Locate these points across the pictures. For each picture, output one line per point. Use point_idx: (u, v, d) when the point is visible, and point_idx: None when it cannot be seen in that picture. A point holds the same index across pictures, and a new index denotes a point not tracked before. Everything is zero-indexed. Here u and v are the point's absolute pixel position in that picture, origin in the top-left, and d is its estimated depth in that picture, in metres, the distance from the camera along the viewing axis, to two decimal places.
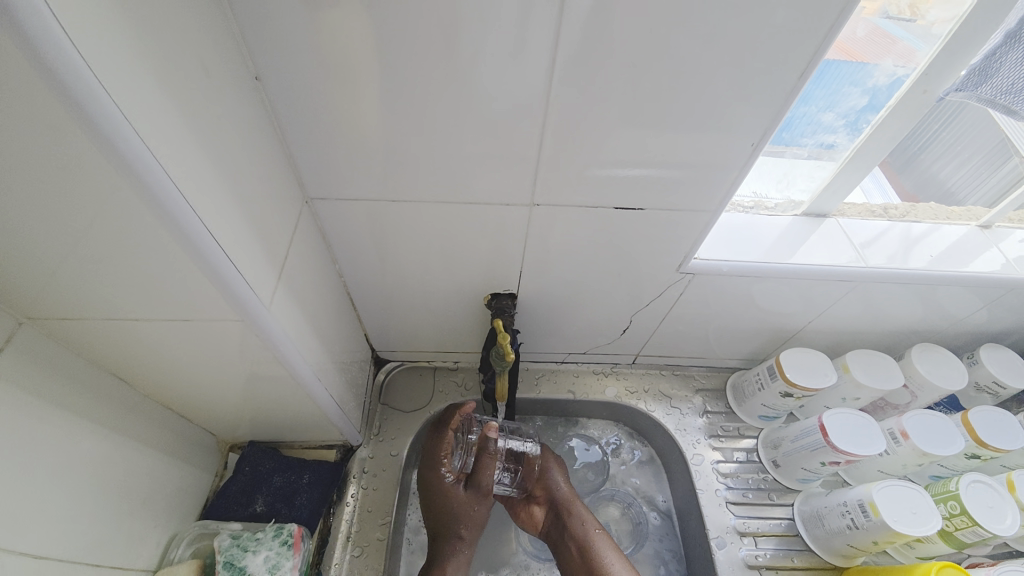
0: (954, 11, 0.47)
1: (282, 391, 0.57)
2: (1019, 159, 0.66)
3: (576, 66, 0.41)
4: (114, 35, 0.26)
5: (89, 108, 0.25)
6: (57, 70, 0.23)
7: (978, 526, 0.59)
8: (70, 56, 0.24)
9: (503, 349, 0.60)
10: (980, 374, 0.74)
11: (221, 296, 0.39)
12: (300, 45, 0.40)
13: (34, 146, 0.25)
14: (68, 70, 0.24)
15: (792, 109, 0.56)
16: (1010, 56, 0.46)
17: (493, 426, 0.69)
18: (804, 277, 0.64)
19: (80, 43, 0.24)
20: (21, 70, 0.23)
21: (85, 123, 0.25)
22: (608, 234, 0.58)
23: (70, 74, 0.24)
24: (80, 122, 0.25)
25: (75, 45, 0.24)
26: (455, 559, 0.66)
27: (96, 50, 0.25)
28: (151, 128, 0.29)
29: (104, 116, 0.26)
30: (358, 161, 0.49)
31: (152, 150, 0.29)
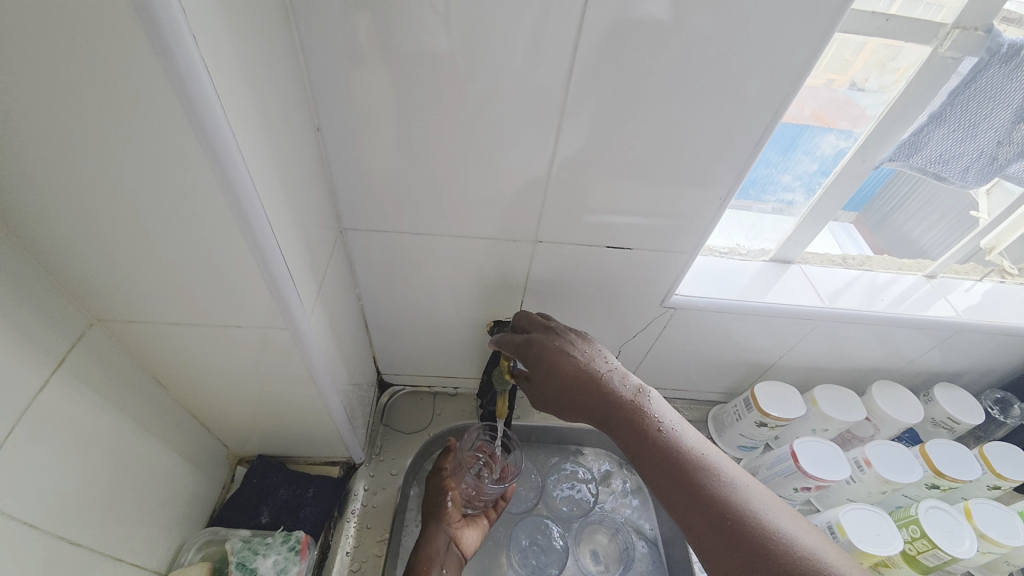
0: (890, 82, 0.57)
1: (301, 402, 0.61)
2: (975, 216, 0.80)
3: (579, 129, 0.50)
4: (242, 104, 0.35)
5: (221, 153, 0.33)
6: (205, 129, 0.31)
7: (937, 549, 0.64)
8: (218, 122, 0.32)
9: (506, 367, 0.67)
10: (935, 410, 0.81)
11: (272, 305, 0.45)
12: (355, 104, 0.48)
13: (176, 179, 0.34)
14: (212, 124, 0.31)
15: (754, 171, 0.68)
16: (937, 132, 0.59)
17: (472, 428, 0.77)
18: (774, 315, 0.72)
19: (221, 100, 0.32)
20: (183, 129, 0.31)
21: (215, 165, 0.33)
22: (602, 270, 0.66)
23: (211, 127, 0.32)
24: (212, 165, 0.33)
25: (225, 115, 0.32)
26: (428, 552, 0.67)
27: (233, 115, 0.34)
28: (254, 171, 0.37)
29: (226, 157, 0.33)
30: (389, 198, 0.57)
31: (254, 189, 0.37)
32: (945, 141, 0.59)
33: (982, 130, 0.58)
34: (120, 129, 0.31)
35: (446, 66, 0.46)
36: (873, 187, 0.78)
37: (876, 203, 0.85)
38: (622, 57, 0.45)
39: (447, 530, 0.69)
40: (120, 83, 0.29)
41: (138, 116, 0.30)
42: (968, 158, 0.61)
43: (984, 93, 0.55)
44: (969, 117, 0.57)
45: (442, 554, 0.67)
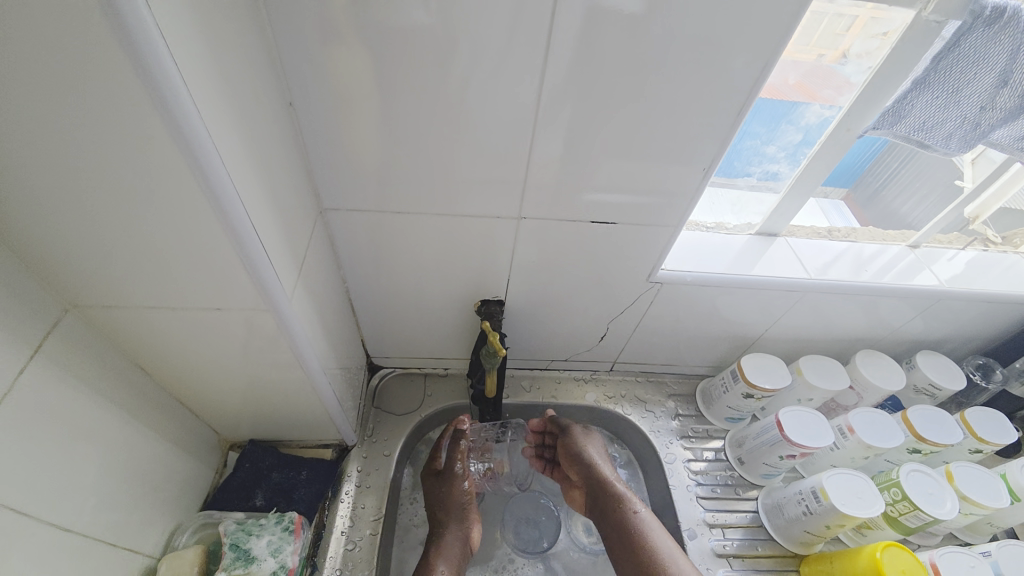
0: (872, 49, 0.56)
1: (289, 385, 0.61)
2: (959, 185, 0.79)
3: (560, 101, 0.49)
4: (205, 76, 0.33)
5: (184, 128, 0.32)
6: (165, 102, 0.30)
7: (919, 510, 0.65)
8: (180, 95, 0.31)
9: (495, 346, 0.67)
10: (917, 377, 0.82)
11: (253, 287, 0.44)
12: (328, 79, 0.47)
13: (140, 156, 0.33)
14: (172, 97, 0.30)
15: (738, 142, 0.66)
16: (921, 98, 0.58)
17: (462, 419, 0.78)
18: (760, 288, 0.73)
19: (181, 71, 0.31)
20: (142, 102, 0.30)
21: (180, 141, 0.32)
22: (588, 247, 0.65)
23: (172, 100, 0.30)
24: (177, 141, 0.32)
25: (187, 88, 0.31)
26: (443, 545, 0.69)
27: (196, 87, 0.32)
28: (223, 147, 0.36)
29: (191, 132, 0.32)
30: (369, 178, 0.56)
31: (224, 166, 0.36)
32: (930, 108, 0.58)
33: (964, 97, 0.57)
34: (76, 104, 0.29)
35: (421, 36, 0.44)
36: (864, 163, 0.78)
37: (864, 180, 0.82)
38: (603, 23, 0.43)
39: (462, 526, 0.72)
40: (71, 53, 0.27)
41: (93, 90, 0.29)
42: (950, 126, 0.60)
43: (967, 58, 0.54)
44: (953, 83, 0.56)
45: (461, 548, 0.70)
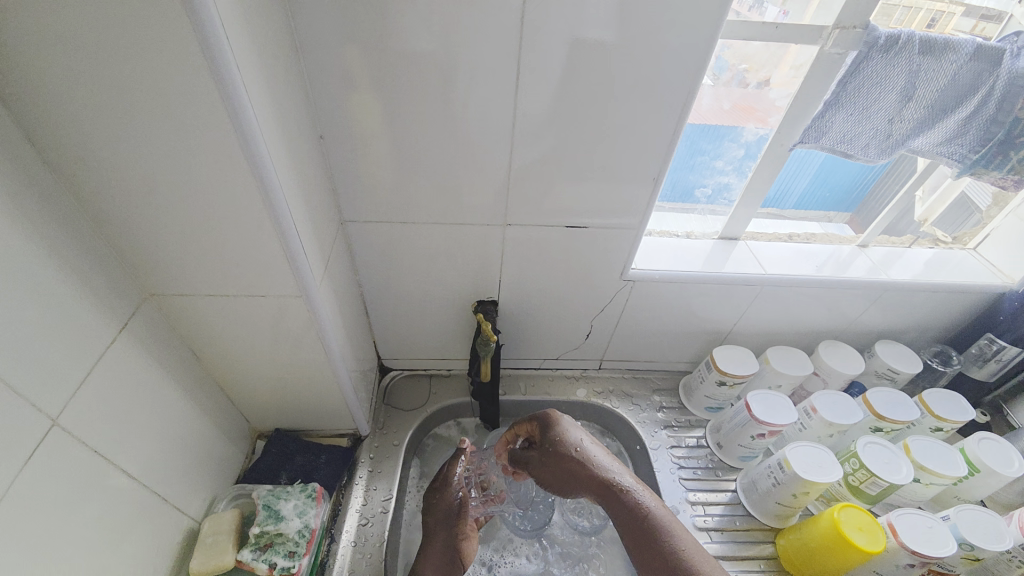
0: (789, 79, 0.69)
1: (311, 373, 0.71)
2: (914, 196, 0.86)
3: (533, 126, 0.61)
4: (265, 113, 0.46)
5: (253, 147, 0.44)
6: (242, 129, 0.43)
7: (875, 476, 0.72)
8: (251, 123, 0.43)
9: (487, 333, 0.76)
10: (875, 363, 0.90)
11: (289, 277, 0.55)
12: (352, 117, 0.59)
13: (219, 169, 0.45)
14: (246, 125, 0.43)
15: (690, 158, 0.78)
16: (837, 116, 0.69)
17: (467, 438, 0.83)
18: (721, 284, 0.82)
19: (253, 108, 0.43)
20: (226, 129, 0.42)
21: (249, 157, 0.44)
22: (567, 250, 0.75)
23: (246, 128, 0.43)
24: (248, 157, 0.44)
25: (255, 119, 0.44)
26: (425, 550, 0.72)
27: (261, 119, 0.45)
28: (275, 163, 0.48)
29: (257, 150, 0.44)
30: (381, 194, 0.67)
31: (275, 176, 0.48)
32: (846, 123, 0.69)
33: (875, 110, 0.68)
34: (180, 133, 0.42)
35: (420, 80, 0.56)
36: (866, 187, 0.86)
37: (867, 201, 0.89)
38: (564, 63, 0.55)
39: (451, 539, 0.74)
40: (181, 98, 0.40)
41: (193, 122, 0.41)
42: (867, 136, 0.71)
43: (871, 79, 0.65)
44: (861, 101, 0.67)
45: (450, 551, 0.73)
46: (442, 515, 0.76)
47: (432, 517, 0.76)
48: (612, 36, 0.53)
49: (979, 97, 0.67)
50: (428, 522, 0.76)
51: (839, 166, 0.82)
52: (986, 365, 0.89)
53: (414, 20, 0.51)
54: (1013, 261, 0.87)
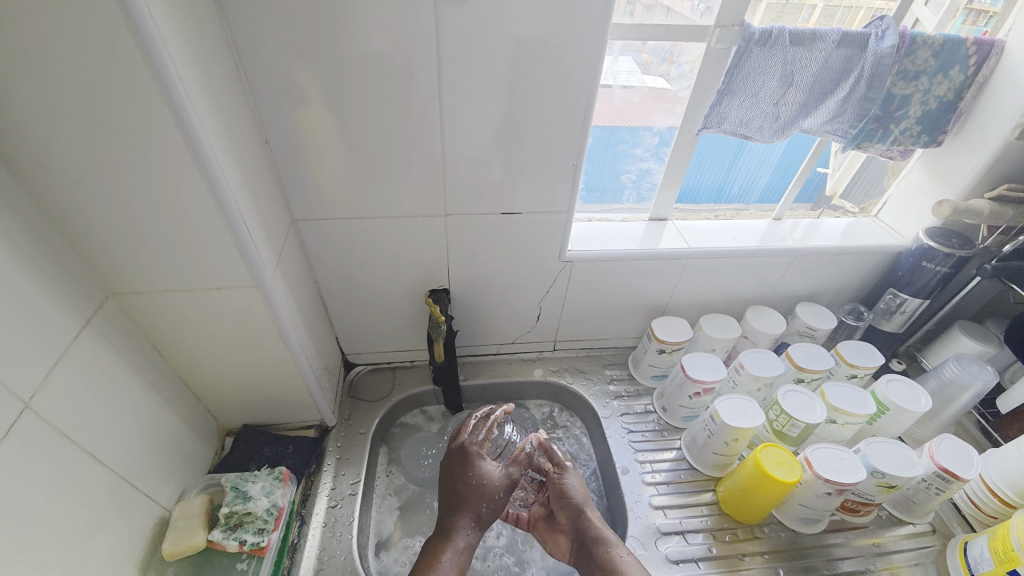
0: (686, 72, 0.79)
1: (273, 365, 0.75)
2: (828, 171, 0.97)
3: (462, 123, 0.68)
4: (208, 117, 0.51)
5: (198, 146, 0.49)
6: (186, 130, 0.48)
7: (793, 419, 0.80)
8: (194, 125, 0.48)
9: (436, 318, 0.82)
10: (797, 323, 0.99)
11: (242, 268, 0.60)
12: (294, 122, 0.65)
13: (169, 168, 0.50)
14: (191, 127, 0.48)
15: (612, 147, 0.86)
16: (733, 103, 0.79)
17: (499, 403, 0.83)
18: (650, 259, 0.91)
19: (194, 112, 0.49)
20: (172, 131, 0.48)
21: (195, 156, 0.50)
22: (506, 236, 0.82)
23: (190, 130, 0.48)
24: (194, 156, 0.50)
25: (198, 122, 0.49)
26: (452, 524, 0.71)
27: (204, 123, 0.50)
28: (221, 162, 0.53)
29: (201, 150, 0.50)
30: (329, 193, 0.73)
31: (221, 173, 0.53)
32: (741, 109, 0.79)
33: (762, 96, 0.78)
34: (130, 136, 0.47)
35: (355, 83, 0.62)
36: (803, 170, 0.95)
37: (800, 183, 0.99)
38: (481, 64, 0.62)
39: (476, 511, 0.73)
40: (129, 105, 0.45)
41: (142, 126, 0.47)
42: (760, 119, 0.81)
43: (754, 70, 0.75)
44: (750, 88, 0.77)
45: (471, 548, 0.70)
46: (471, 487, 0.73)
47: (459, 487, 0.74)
48: (519, 40, 0.61)
49: (852, 79, 0.77)
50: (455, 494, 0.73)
51: (767, 154, 0.92)
52: (894, 318, 0.98)
53: (346, 28, 0.58)
54: (908, 223, 0.97)
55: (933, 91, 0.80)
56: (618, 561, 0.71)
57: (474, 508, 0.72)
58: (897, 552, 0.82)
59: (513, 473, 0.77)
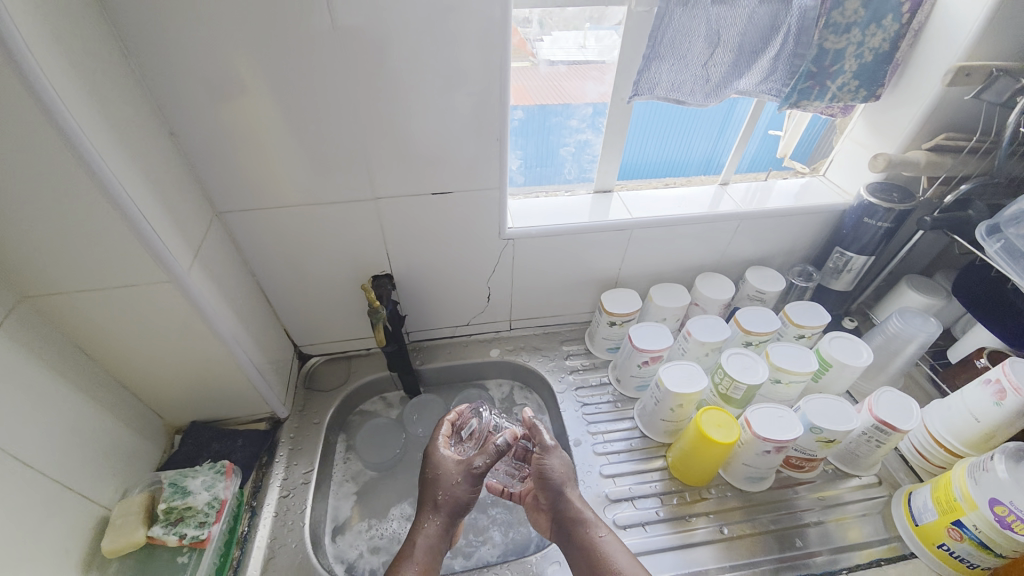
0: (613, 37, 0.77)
1: (208, 361, 0.74)
2: (775, 133, 0.97)
3: (374, 102, 0.65)
4: (86, 108, 0.49)
5: (74, 138, 0.47)
6: (57, 122, 0.46)
7: (736, 381, 0.81)
8: (65, 116, 0.46)
9: (371, 303, 0.80)
10: (746, 287, 1.00)
11: (152, 264, 0.59)
12: (197, 111, 0.63)
13: (47, 163, 0.48)
14: (62, 118, 0.46)
15: (546, 120, 0.84)
16: (662, 67, 0.77)
17: (454, 404, 0.84)
18: (593, 231, 0.90)
19: (65, 103, 0.46)
20: (40, 123, 0.45)
21: (73, 149, 0.48)
22: (440, 215, 0.81)
23: (60, 121, 0.46)
24: (71, 149, 0.48)
25: (70, 113, 0.47)
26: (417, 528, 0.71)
27: (79, 114, 0.48)
28: (107, 155, 0.51)
29: (79, 142, 0.48)
30: (249, 183, 0.71)
31: (108, 166, 0.51)
32: (671, 73, 0.77)
33: (690, 57, 0.76)
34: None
35: (255, 65, 0.60)
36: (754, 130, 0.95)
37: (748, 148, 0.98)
38: (382, 37, 0.60)
39: (443, 511, 0.72)
40: None
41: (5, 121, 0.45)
42: (691, 82, 0.79)
43: (679, 30, 0.73)
44: (677, 51, 0.75)
45: (436, 544, 0.70)
46: (433, 488, 0.73)
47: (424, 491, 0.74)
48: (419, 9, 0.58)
49: (782, 34, 0.76)
50: (422, 498, 0.74)
51: (705, 120, 0.90)
52: (842, 276, 0.98)
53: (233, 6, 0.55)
54: (852, 180, 0.97)
55: (868, 42, 0.79)
56: (597, 543, 0.68)
57: (432, 499, 0.72)
58: (845, 504, 0.83)
59: (473, 466, 0.73)
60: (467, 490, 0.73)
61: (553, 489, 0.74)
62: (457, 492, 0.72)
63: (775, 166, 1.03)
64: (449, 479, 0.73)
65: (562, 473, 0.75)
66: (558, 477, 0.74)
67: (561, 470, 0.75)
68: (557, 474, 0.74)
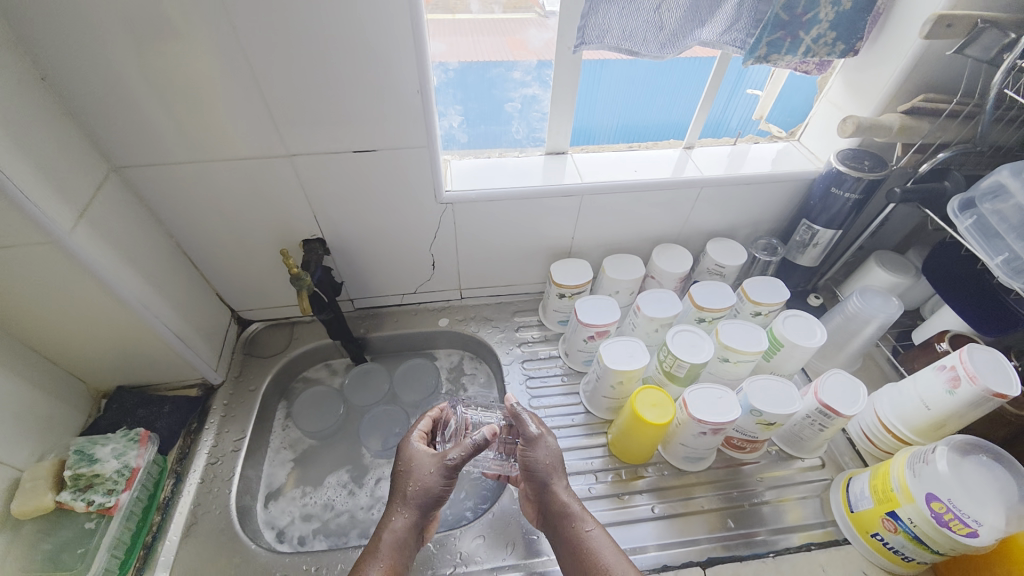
0: None
1: (118, 325, 0.71)
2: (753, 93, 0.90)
3: (270, 46, 0.59)
4: None
5: None
6: None
7: (679, 360, 0.77)
8: None
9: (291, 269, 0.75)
10: (706, 260, 0.94)
11: (22, 222, 0.55)
12: (69, 54, 0.56)
13: None
14: None
15: (486, 72, 0.77)
16: (610, 12, 0.68)
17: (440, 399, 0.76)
18: (539, 195, 0.84)
19: None
20: None
21: None
22: (367, 174, 0.75)
23: None
24: None
25: None
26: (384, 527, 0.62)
27: None
28: None
29: None
30: (147, 137, 0.65)
31: None
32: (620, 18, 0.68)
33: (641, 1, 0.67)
34: None
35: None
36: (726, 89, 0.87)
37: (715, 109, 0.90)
38: None
39: (414, 510, 0.63)
40: None
41: None
42: (643, 30, 0.70)
43: None
44: None
45: (404, 544, 0.61)
46: (406, 483, 0.64)
47: (395, 486, 0.66)
48: None
49: None
50: (393, 494, 0.65)
51: (666, 75, 0.82)
52: (808, 251, 0.92)
53: None
54: (826, 146, 0.89)
55: None
56: (585, 539, 0.62)
57: (402, 491, 0.64)
58: (788, 485, 0.81)
59: (448, 457, 0.64)
60: (440, 484, 0.64)
61: (542, 483, 0.66)
62: (431, 489, 0.63)
63: (748, 130, 0.95)
64: (423, 475, 0.64)
65: (553, 468, 0.67)
66: (547, 473, 0.67)
67: (553, 465, 0.67)
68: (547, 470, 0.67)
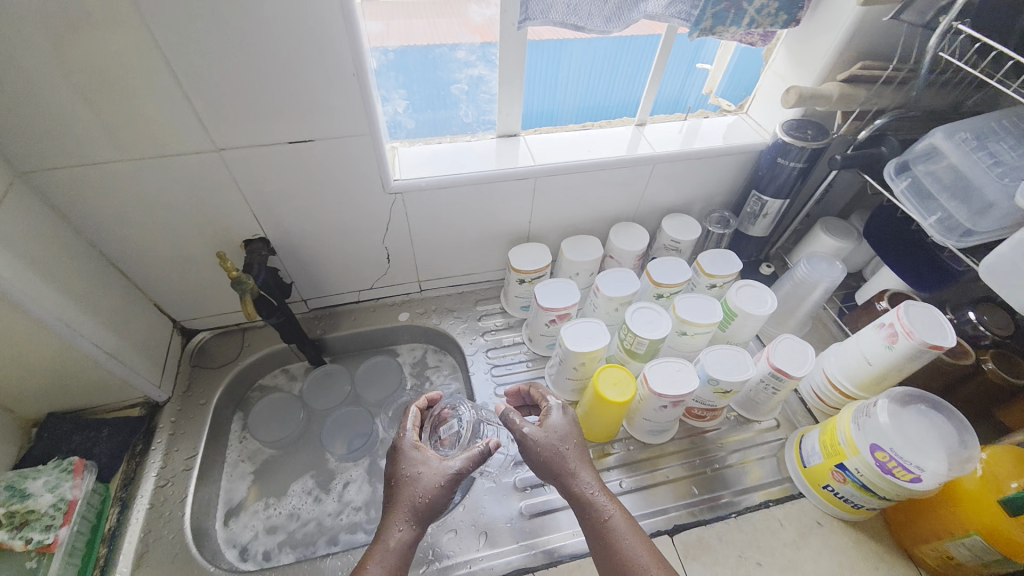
0: None
1: (36, 347, 0.64)
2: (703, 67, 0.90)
3: (181, 29, 0.53)
4: None
5: None
6: None
7: (638, 337, 0.77)
8: None
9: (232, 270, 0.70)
10: (663, 236, 0.95)
11: None
12: None
13: None
14: None
15: (428, 52, 0.73)
16: None
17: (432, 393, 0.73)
18: (492, 180, 0.81)
19: None
20: None
21: None
22: (307, 166, 0.71)
23: None
24: None
25: None
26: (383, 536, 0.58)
27: None
28: None
29: None
30: (47, 136, 0.58)
31: None
32: None
33: None
34: None
35: None
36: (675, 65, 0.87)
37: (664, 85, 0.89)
38: None
39: (415, 517, 0.59)
40: None
41: None
42: (588, 3, 0.68)
43: None
44: None
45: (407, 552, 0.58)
46: (407, 490, 0.61)
47: (394, 490, 0.61)
48: None
49: None
50: (393, 499, 0.61)
51: (614, 51, 0.81)
52: (758, 222, 0.94)
53: None
54: (771, 117, 0.90)
55: None
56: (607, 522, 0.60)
57: (404, 501, 0.60)
58: (750, 449, 0.84)
59: (455, 468, 0.61)
60: (446, 495, 0.61)
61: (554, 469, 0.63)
62: (433, 495, 0.60)
63: (698, 104, 0.95)
64: (424, 481, 0.61)
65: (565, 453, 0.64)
66: (558, 458, 0.64)
67: (565, 450, 0.64)
68: (559, 456, 0.64)
